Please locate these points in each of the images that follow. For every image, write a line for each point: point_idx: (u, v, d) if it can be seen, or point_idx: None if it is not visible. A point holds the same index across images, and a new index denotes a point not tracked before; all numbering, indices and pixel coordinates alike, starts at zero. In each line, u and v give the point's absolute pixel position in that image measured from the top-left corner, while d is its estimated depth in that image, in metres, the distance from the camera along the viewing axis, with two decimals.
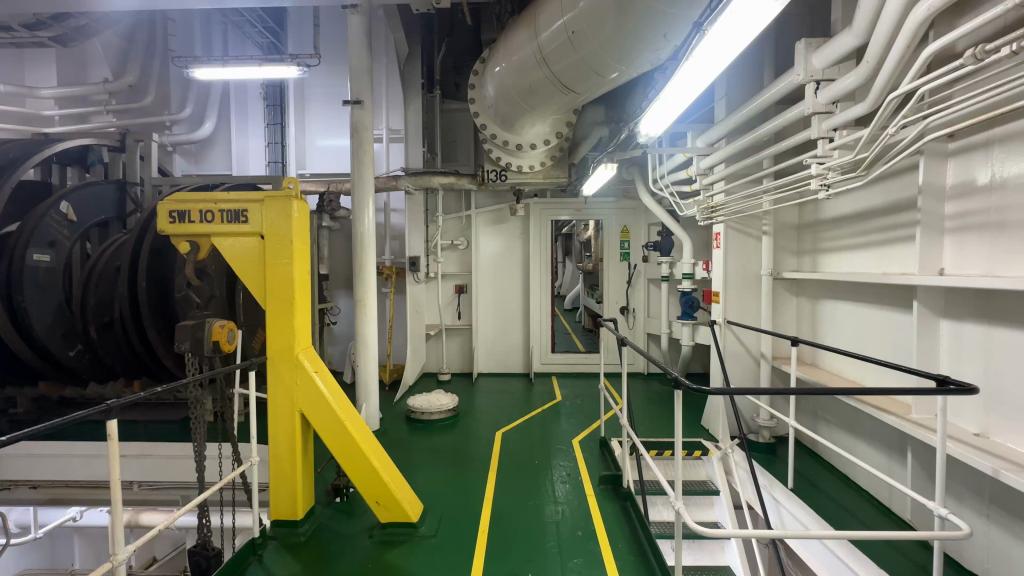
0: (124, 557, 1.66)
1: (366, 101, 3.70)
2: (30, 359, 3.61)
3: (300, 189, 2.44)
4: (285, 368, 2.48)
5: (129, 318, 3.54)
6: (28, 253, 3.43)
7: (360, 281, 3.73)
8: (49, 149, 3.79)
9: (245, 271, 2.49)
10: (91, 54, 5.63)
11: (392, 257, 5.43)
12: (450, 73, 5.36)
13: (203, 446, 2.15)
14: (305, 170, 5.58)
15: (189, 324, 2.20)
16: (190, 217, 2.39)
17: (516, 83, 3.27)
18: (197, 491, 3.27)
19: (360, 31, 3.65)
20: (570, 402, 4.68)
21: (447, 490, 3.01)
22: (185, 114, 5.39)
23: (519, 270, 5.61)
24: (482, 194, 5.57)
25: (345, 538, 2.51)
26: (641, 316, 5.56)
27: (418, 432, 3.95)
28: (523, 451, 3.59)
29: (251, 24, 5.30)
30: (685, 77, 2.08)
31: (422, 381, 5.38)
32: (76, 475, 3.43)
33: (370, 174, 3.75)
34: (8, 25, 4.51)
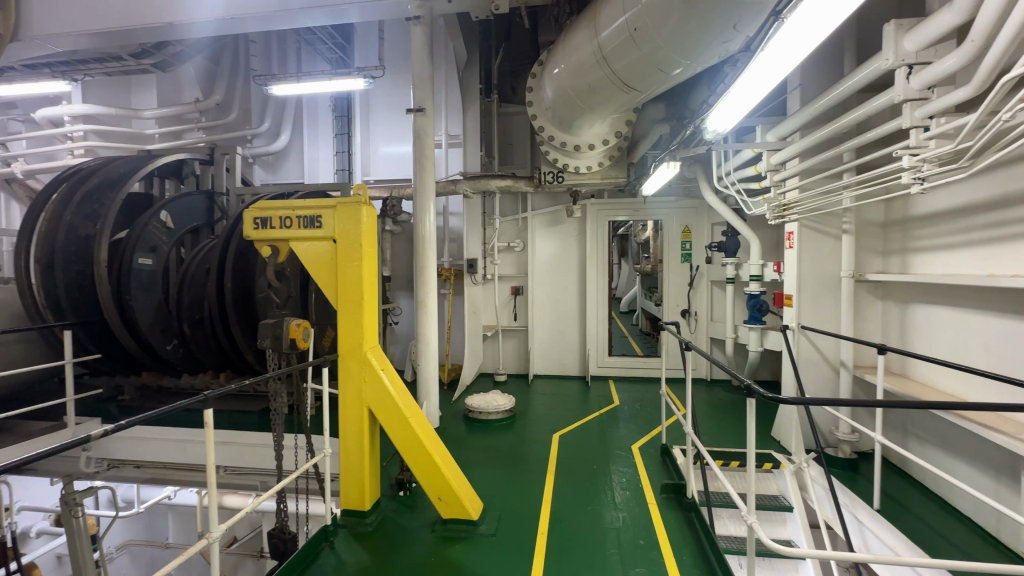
0: (217, 535, 1.82)
1: (428, 108, 3.82)
2: (135, 352, 4.05)
3: (369, 194, 2.55)
4: (354, 365, 2.62)
5: (218, 316, 3.87)
6: (135, 257, 3.86)
7: (422, 282, 3.85)
8: (151, 165, 4.23)
9: (319, 272, 2.65)
10: (185, 77, 6.22)
11: (450, 259, 5.57)
12: (507, 77, 5.46)
13: (282, 436, 2.33)
14: (370, 176, 5.84)
15: (270, 322, 2.39)
16: (271, 223, 2.58)
17: (575, 84, 3.24)
18: (275, 479, 3.51)
19: (423, 41, 3.78)
20: (628, 406, 4.58)
21: (507, 490, 3.04)
22: (265, 128, 5.83)
23: (575, 272, 5.56)
24: (539, 195, 5.56)
25: (409, 531, 2.60)
26: (703, 319, 5.33)
27: (476, 432, 4.02)
28: (581, 455, 3.55)
29: (322, 41, 5.73)
30: (758, 68, 1.97)
31: (479, 381, 5.46)
32: (172, 458, 3.79)
33: (431, 178, 3.85)
34: (119, 55, 5.08)
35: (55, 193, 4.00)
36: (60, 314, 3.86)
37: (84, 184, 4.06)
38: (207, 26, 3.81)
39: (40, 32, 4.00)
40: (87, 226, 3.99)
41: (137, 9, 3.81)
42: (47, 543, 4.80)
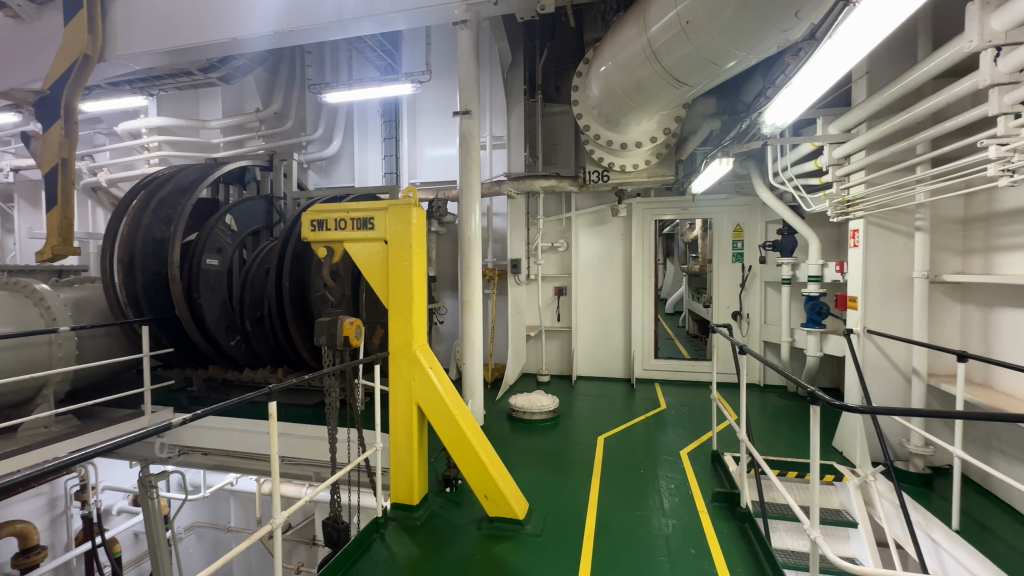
0: (280, 522, 1.92)
1: (474, 111, 3.86)
2: (203, 347, 4.34)
3: (418, 197, 2.61)
4: (404, 362, 2.69)
5: (276, 314, 4.08)
6: (203, 258, 4.15)
7: (467, 282, 3.89)
8: (217, 172, 4.53)
9: (371, 273, 2.74)
10: (246, 89, 6.60)
11: (494, 259, 5.61)
12: (551, 77, 5.45)
13: (336, 429, 2.43)
14: (416, 178, 5.99)
15: (326, 320, 2.50)
16: (327, 225, 2.69)
17: (622, 81, 3.19)
18: (327, 471, 3.67)
19: (469, 44, 3.83)
20: (676, 411, 4.45)
21: (551, 490, 3.04)
22: (318, 134, 6.10)
23: (620, 272, 5.46)
24: (583, 195, 5.51)
25: (456, 527, 2.64)
26: (756, 322, 5.11)
27: (520, 431, 4.03)
28: (627, 458, 3.48)
29: (372, 49, 5.93)
30: (824, 56, 1.86)
31: (522, 381, 5.47)
32: (235, 447, 4.03)
33: (477, 179, 3.89)
34: (190, 70, 5.46)
35: (134, 200, 4.35)
36: (138, 311, 4.20)
37: (159, 191, 4.39)
38: (268, 40, 4.02)
39: (123, 53, 4.37)
40: (161, 229, 4.31)
41: (206, 26, 4.08)
42: (126, 520, 5.23)
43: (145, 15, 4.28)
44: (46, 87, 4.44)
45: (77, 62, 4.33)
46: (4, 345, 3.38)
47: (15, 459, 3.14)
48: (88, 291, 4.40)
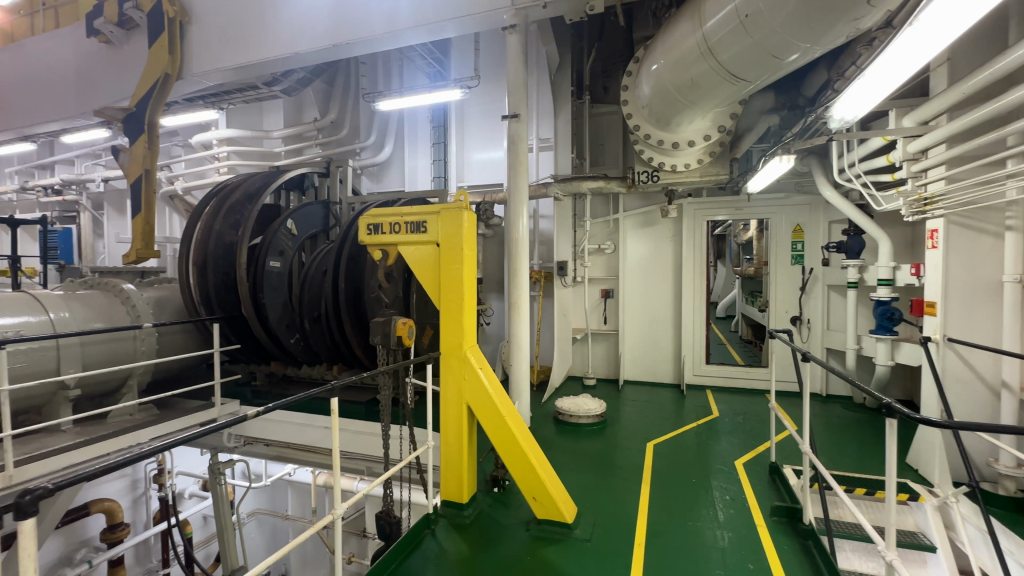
0: (340, 513, 2.03)
1: (522, 114, 3.88)
2: (267, 344, 4.61)
3: (470, 200, 2.66)
4: (455, 362, 2.74)
5: (333, 314, 4.27)
6: (268, 260, 4.42)
7: (515, 284, 3.91)
8: (280, 179, 4.80)
9: (423, 275, 2.82)
10: (305, 99, 6.96)
11: (540, 261, 5.62)
12: (598, 77, 5.40)
13: (389, 426, 2.52)
14: (464, 182, 6.10)
15: (381, 320, 2.60)
16: (382, 229, 2.80)
17: (674, 80, 3.11)
18: (379, 466, 3.80)
19: (518, 49, 3.86)
20: (730, 419, 4.27)
21: (600, 495, 3.00)
22: (371, 141, 6.34)
23: (670, 274, 5.32)
24: (631, 196, 5.40)
25: (504, 527, 2.66)
26: (818, 327, 4.84)
27: (566, 435, 4.00)
28: (678, 466, 3.38)
29: (422, 57, 6.10)
30: (902, 45, 1.75)
31: (568, 384, 5.44)
32: (294, 439, 4.25)
33: (525, 182, 3.91)
34: (256, 84, 5.83)
35: (207, 207, 4.69)
36: (209, 309, 4.51)
37: (228, 198, 4.72)
38: (327, 53, 4.23)
39: (198, 71, 4.73)
40: (230, 233, 4.62)
41: (271, 43, 4.34)
42: (196, 503, 5.63)
43: (217, 35, 4.61)
44: (133, 105, 4.88)
45: (159, 81, 4.73)
46: (96, 339, 3.74)
47: (104, 443, 3.46)
48: (166, 291, 4.79)
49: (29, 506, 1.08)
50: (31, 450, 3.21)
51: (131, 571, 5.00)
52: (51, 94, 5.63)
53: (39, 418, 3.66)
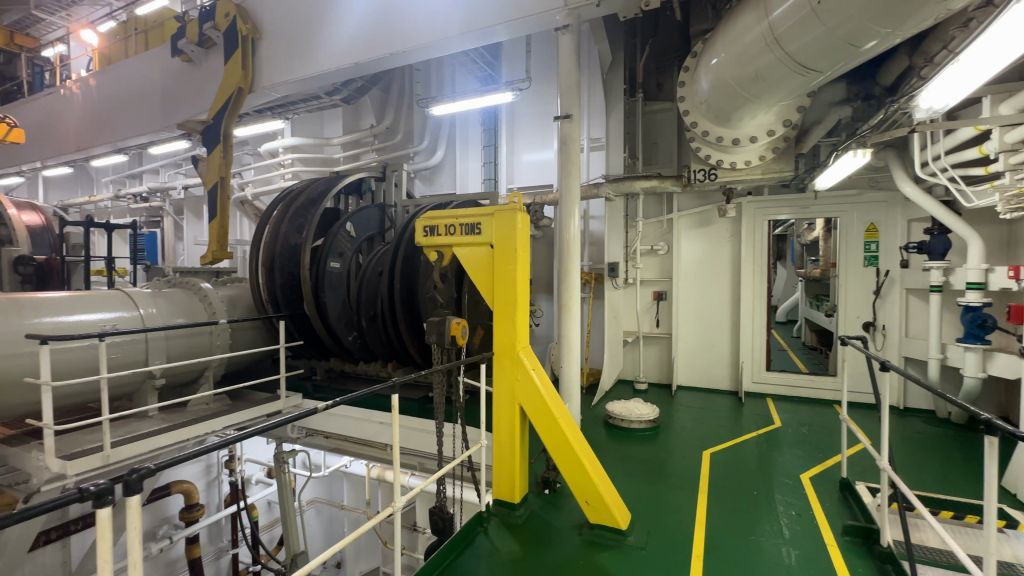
0: (399, 506, 2.12)
1: (575, 114, 3.85)
2: (327, 341, 4.84)
3: (523, 201, 2.68)
4: (508, 362, 2.77)
5: (389, 313, 4.42)
6: (329, 261, 4.65)
7: (566, 284, 3.88)
8: (340, 184, 5.04)
9: (477, 275, 2.86)
10: (362, 107, 7.25)
11: (590, 262, 5.55)
12: (652, 74, 5.27)
13: (442, 423, 2.58)
14: (514, 184, 6.13)
15: (436, 320, 2.67)
16: (438, 231, 2.88)
17: (736, 73, 2.98)
18: (431, 461, 3.89)
19: (570, 49, 3.84)
20: (794, 430, 4.04)
21: (654, 503, 2.93)
22: (424, 145, 6.51)
23: (728, 277, 5.10)
24: (686, 195, 5.22)
25: (557, 529, 2.65)
26: (894, 334, 4.48)
27: (618, 439, 3.93)
28: (738, 477, 3.23)
29: (474, 61, 6.20)
30: (1010, 21, 1.59)
31: (618, 387, 5.34)
32: (351, 433, 4.44)
33: (576, 182, 3.88)
34: (318, 94, 6.15)
35: (274, 211, 4.99)
36: (276, 307, 4.80)
37: (294, 202, 5.00)
38: (385, 62, 4.39)
39: (268, 84, 5.04)
40: (295, 236, 4.89)
41: (333, 55, 4.56)
42: (262, 490, 6.00)
43: (285, 49, 4.90)
44: (210, 117, 5.29)
45: (234, 95, 5.11)
46: (180, 333, 4.08)
47: (185, 429, 3.76)
48: (238, 290, 5.14)
49: (135, 483, 1.21)
50: (126, 432, 3.55)
51: (205, 549, 5.40)
52: (140, 110, 6.19)
53: (130, 404, 4.04)
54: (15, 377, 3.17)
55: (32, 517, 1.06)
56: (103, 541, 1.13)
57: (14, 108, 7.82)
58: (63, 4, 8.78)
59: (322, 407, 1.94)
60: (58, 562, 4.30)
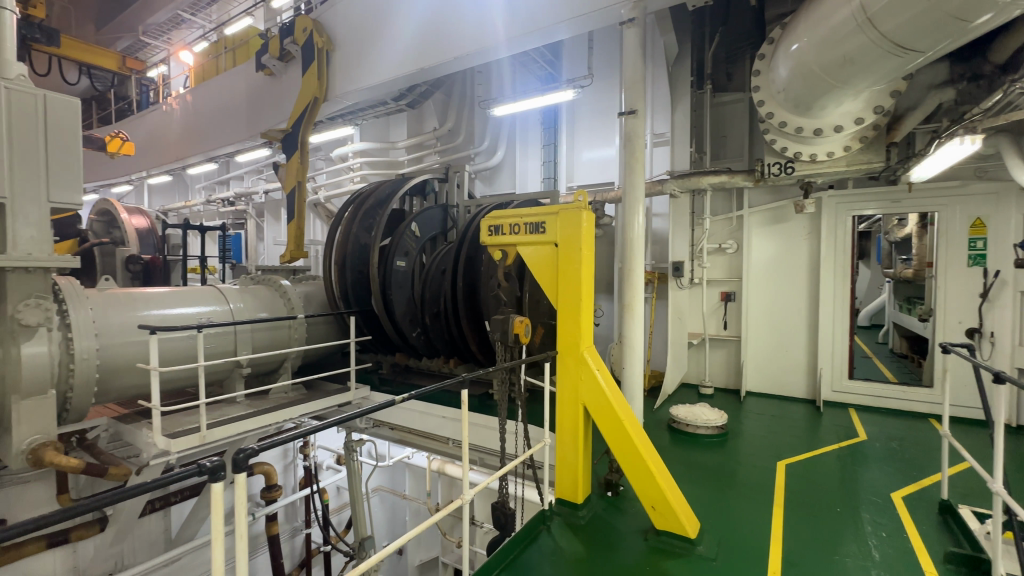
0: (467, 498, 2.20)
1: (640, 109, 3.76)
2: (394, 336, 5.05)
3: (589, 199, 2.66)
4: (572, 361, 2.76)
5: (451, 311, 4.53)
6: (396, 260, 4.85)
7: (629, 283, 3.79)
8: (406, 185, 5.24)
9: (540, 274, 2.87)
10: (426, 110, 7.50)
11: (653, 261, 5.41)
12: (721, 65, 5.04)
13: (505, 420, 2.62)
14: (574, 182, 6.09)
15: (500, 317, 2.71)
16: (502, 230, 2.92)
17: (820, 58, 2.78)
18: (491, 457, 3.96)
19: (636, 42, 3.74)
20: (882, 444, 3.71)
21: (724, 511, 2.81)
22: (485, 146, 6.61)
23: (804, 277, 4.77)
24: (759, 191, 4.94)
25: (621, 533, 2.61)
26: (1005, 342, 4.00)
27: (683, 444, 3.80)
28: (817, 491, 3.03)
29: (535, 61, 6.23)
30: None
31: (681, 391, 5.16)
32: (414, 426, 4.60)
33: (641, 179, 3.78)
34: (385, 100, 6.43)
35: (346, 212, 5.27)
36: (347, 303, 5.08)
37: (364, 204, 5.26)
38: (448, 66, 4.51)
39: (340, 92, 5.33)
40: (365, 236, 5.15)
41: (401, 61, 4.73)
42: (331, 475, 6.37)
43: (356, 59, 5.16)
44: (290, 126, 5.70)
45: (310, 104, 5.47)
46: (263, 326, 4.43)
47: (268, 415, 4.08)
48: (313, 287, 5.50)
49: (242, 462, 1.34)
50: (218, 416, 3.91)
51: (282, 527, 5.83)
52: (229, 122, 6.77)
53: (221, 390, 4.43)
54: (129, 363, 3.57)
55: (161, 487, 1.20)
56: (216, 512, 1.26)
57: (126, 124, 8.83)
58: (165, 29, 9.79)
59: (396, 400, 2.04)
60: (161, 529, 4.80)
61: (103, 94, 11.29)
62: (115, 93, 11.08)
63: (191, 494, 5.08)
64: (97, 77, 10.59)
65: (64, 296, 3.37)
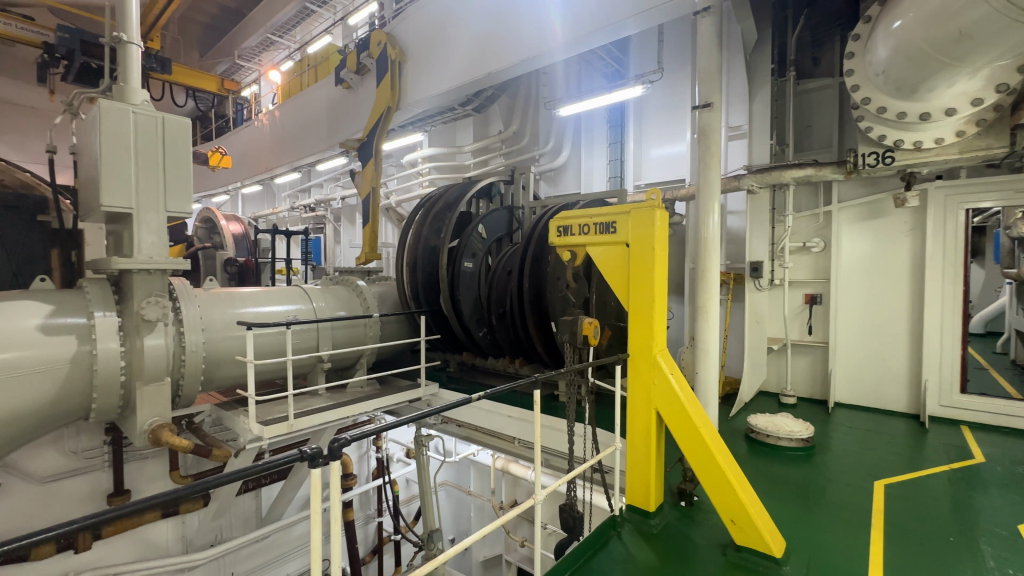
0: (539, 499, 2.21)
1: (716, 102, 3.57)
2: (461, 335, 5.17)
3: (663, 198, 2.58)
4: (644, 365, 2.69)
5: (517, 312, 4.57)
6: (464, 261, 4.97)
7: (704, 285, 3.61)
8: (473, 188, 5.36)
9: (611, 275, 2.82)
10: (491, 114, 7.63)
11: (728, 262, 5.13)
12: (806, 49, 4.67)
13: (574, 424, 2.59)
14: (642, 181, 5.93)
15: (569, 318, 2.69)
16: (571, 230, 2.90)
17: (928, 36, 2.50)
18: (557, 459, 3.94)
19: (711, 32, 3.56)
20: (1005, 468, 3.25)
21: (813, 531, 2.61)
22: (549, 146, 6.60)
23: (906, 278, 4.30)
24: (850, 183, 4.53)
25: (697, 545, 2.49)
26: None
27: (763, 456, 3.56)
28: (923, 516, 2.73)
29: (602, 58, 6.14)
30: None
31: (760, 399, 4.84)
32: (480, 424, 4.68)
33: (717, 175, 3.59)
34: (453, 105, 6.61)
35: (417, 215, 5.48)
36: (418, 303, 5.28)
37: (433, 207, 5.45)
38: (514, 69, 4.53)
39: (411, 101, 5.55)
40: (434, 238, 5.33)
41: (469, 67, 4.83)
42: (401, 467, 6.65)
43: (426, 68, 5.35)
44: (366, 135, 6.04)
45: (384, 114, 5.77)
46: (341, 324, 4.71)
47: (346, 407, 4.34)
48: (386, 288, 5.77)
49: (337, 451, 1.43)
50: (303, 407, 4.22)
51: (357, 513, 6.17)
52: (311, 134, 7.29)
53: (305, 382, 4.78)
54: (228, 355, 3.95)
55: (269, 471, 1.30)
56: (315, 497, 1.35)
57: (225, 140, 9.79)
58: (257, 51, 10.72)
59: (471, 398, 2.09)
60: (252, 508, 5.26)
61: (206, 114, 12.58)
62: (215, 112, 12.29)
63: (278, 478, 5.51)
64: (199, 99, 11.79)
65: (178, 295, 3.80)
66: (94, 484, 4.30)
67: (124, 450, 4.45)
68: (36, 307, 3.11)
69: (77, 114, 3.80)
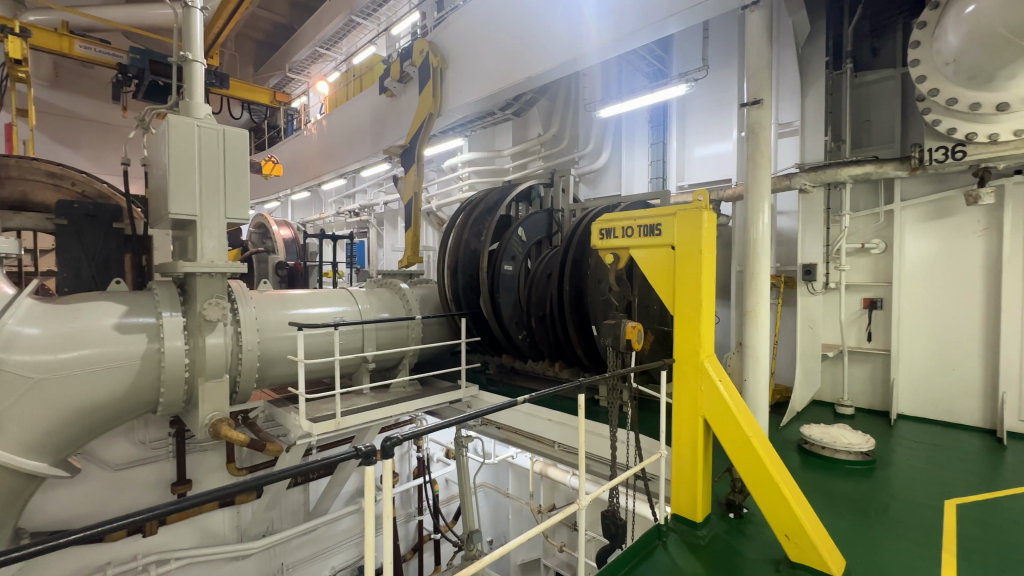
0: (583, 504, 2.19)
1: (766, 99, 3.43)
2: (501, 337, 5.20)
3: (710, 198, 2.50)
4: (690, 371, 2.63)
5: (557, 314, 4.55)
6: (504, 264, 5.00)
7: (753, 288, 3.47)
8: (513, 191, 5.39)
9: (656, 278, 2.76)
10: (531, 117, 7.65)
11: (778, 264, 4.91)
12: (865, 40, 4.43)
13: (617, 429, 2.55)
14: (685, 181, 5.79)
15: (612, 322, 2.65)
16: (614, 233, 2.86)
17: (1006, 19, 2.32)
18: (599, 465, 3.88)
19: (761, 26, 3.43)
20: None
21: (875, 550, 2.46)
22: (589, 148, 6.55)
23: (978, 281, 3.98)
24: (914, 180, 4.25)
25: (748, 559, 2.40)
26: None
27: (818, 468, 3.39)
28: (1001, 539, 2.51)
29: (645, 57, 6.04)
30: None
31: (813, 408, 4.60)
32: (520, 427, 4.69)
33: (767, 174, 3.45)
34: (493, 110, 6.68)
35: (458, 219, 5.55)
36: (458, 305, 5.35)
37: (474, 211, 5.51)
38: (555, 72, 4.51)
39: (451, 107, 5.65)
40: (475, 241, 5.39)
41: (509, 72, 4.87)
42: (441, 467, 6.75)
43: (467, 74, 5.43)
44: (409, 141, 6.21)
45: (426, 120, 5.90)
46: (386, 326, 4.84)
47: (390, 407, 4.46)
48: (427, 290, 5.88)
49: (389, 449, 1.47)
50: (349, 405, 4.37)
51: (398, 511, 6.30)
52: (357, 142, 7.55)
53: (351, 381, 4.94)
54: (281, 354, 4.14)
55: (327, 466, 1.36)
56: (368, 493, 1.40)
57: (277, 149, 10.29)
58: (306, 64, 11.22)
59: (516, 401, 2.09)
60: (301, 501, 5.49)
61: (259, 125, 13.27)
62: (268, 123, 12.92)
63: (325, 473, 5.72)
64: (253, 110, 12.44)
65: (235, 297, 4.02)
66: (159, 473, 4.61)
67: (186, 442, 4.74)
68: (112, 308, 3.38)
69: (148, 128, 4.09)
